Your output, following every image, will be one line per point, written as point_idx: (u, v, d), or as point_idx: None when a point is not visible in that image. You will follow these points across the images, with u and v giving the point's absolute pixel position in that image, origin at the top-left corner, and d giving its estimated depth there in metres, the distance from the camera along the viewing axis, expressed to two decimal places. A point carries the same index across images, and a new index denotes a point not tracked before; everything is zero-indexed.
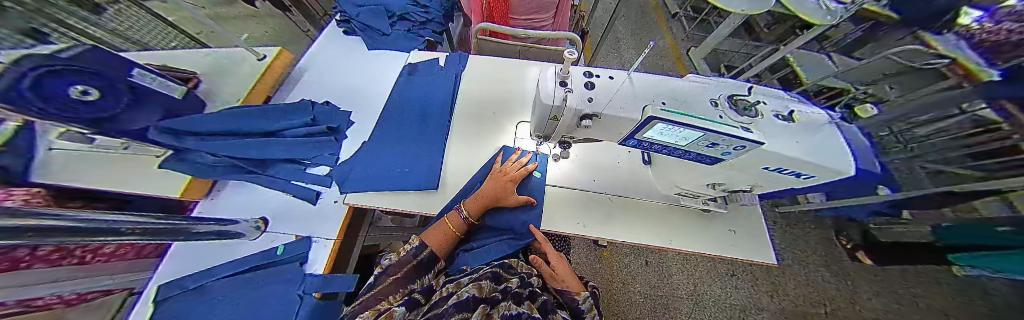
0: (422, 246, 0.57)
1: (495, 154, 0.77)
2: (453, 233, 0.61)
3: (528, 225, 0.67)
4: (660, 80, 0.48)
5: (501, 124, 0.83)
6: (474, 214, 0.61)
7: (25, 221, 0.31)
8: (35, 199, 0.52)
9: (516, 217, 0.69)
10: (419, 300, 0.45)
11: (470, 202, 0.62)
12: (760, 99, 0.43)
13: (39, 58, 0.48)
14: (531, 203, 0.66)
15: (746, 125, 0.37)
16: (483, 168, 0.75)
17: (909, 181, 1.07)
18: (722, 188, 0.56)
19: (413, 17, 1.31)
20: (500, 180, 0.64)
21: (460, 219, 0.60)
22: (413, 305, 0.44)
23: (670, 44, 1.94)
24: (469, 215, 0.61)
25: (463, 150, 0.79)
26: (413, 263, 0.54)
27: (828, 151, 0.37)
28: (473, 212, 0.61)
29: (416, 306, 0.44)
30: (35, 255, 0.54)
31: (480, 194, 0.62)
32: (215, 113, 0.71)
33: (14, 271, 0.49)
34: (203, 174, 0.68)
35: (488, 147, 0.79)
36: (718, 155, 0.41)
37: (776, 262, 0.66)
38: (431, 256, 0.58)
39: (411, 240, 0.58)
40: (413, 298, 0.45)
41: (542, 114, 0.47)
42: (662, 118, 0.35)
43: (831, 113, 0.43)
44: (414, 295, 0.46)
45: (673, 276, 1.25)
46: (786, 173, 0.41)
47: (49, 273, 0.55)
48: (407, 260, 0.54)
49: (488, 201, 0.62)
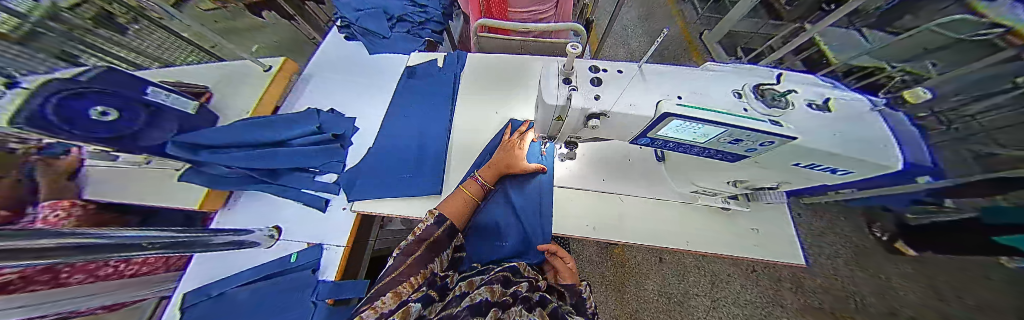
0: (440, 220, 0.52)
1: (501, 128, 0.81)
2: (469, 201, 0.59)
3: (546, 195, 0.68)
4: (674, 70, 0.44)
5: (503, 122, 0.82)
6: (489, 180, 0.62)
7: (38, 240, 0.32)
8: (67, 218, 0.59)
9: (528, 188, 0.69)
10: (434, 297, 0.40)
11: (484, 171, 0.64)
12: (790, 88, 0.38)
13: (61, 82, 0.54)
14: (542, 170, 0.67)
15: (774, 117, 0.34)
16: (491, 145, 0.77)
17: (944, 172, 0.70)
18: (745, 185, 0.52)
19: (411, 18, 1.31)
20: (510, 148, 0.65)
21: (477, 185, 0.61)
22: (429, 299, 0.39)
23: (681, 29, 1.83)
24: (484, 182, 0.62)
25: (468, 151, 0.78)
26: (432, 238, 0.49)
27: (871, 143, 0.33)
28: (488, 178, 0.62)
29: (432, 303, 0.39)
30: (75, 267, 0.61)
31: (493, 162, 0.63)
32: (228, 125, 0.74)
33: (56, 282, 0.55)
34: (217, 185, 0.71)
35: (497, 130, 0.80)
36: (741, 152, 0.38)
37: (807, 263, 0.61)
38: (450, 230, 0.53)
39: (428, 216, 0.53)
40: (430, 293, 0.40)
41: (546, 114, 0.44)
42: (678, 114, 0.32)
43: (874, 98, 0.38)
44: (430, 290, 0.41)
45: (690, 275, 1.20)
46: (820, 169, 0.38)
47: (87, 284, 0.62)
48: (424, 237, 0.48)
49: (502, 169, 0.63)
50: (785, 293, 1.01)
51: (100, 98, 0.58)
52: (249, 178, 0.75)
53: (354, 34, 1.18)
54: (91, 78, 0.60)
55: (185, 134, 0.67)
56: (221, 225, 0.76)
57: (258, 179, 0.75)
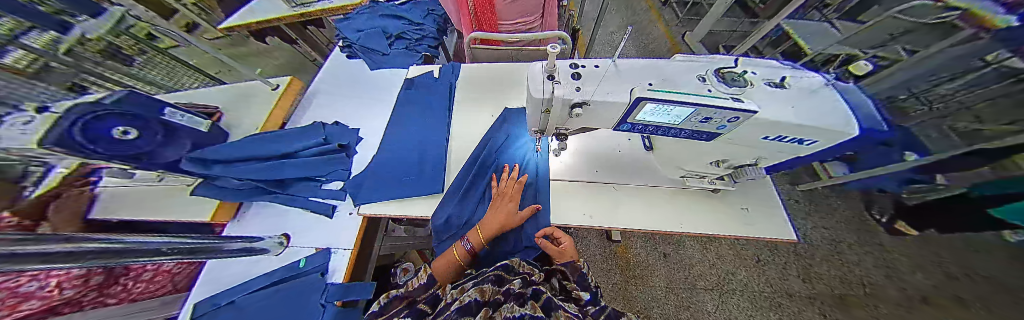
0: (429, 283, 0.55)
1: (499, 168, 0.76)
2: (459, 264, 0.58)
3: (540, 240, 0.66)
4: (650, 62, 0.48)
5: (499, 156, 0.78)
6: (479, 245, 0.59)
7: (78, 240, 0.33)
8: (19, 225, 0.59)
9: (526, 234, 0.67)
10: (426, 310, 0.47)
11: (473, 233, 0.61)
12: (748, 70, 0.43)
13: (88, 107, 0.61)
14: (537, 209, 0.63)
15: (736, 95, 0.38)
16: (484, 183, 0.75)
17: (911, 147, 0.86)
18: (727, 164, 0.56)
19: (409, 36, 1.40)
20: (502, 203, 0.63)
21: (466, 249, 0.58)
22: (419, 314, 0.46)
23: (664, 31, 1.93)
24: (473, 246, 0.59)
25: (464, 176, 0.76)
26: (420, 297, 0.53)
27: (824, 114, 0.37)
28: (478, 242, 0.59)
29: (424, 316, 0.46)
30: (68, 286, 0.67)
31: (483, 225, 0.60)
32: (239, 141, 0.79)
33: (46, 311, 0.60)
34: (228, 197, 0.75)
35: (496, 167, 0.76)
36: (713, 130, 0.42)
37: (797, 237, 0.63)
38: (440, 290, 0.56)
39: (419, 273, 0.56)
40: (420, 308, 0.47)
41: (535, 108, 0.49)
42: (649, 97, 0.36)
43: (826, 74, 0.44)
44: (422, 304, 0.48)
45: (695, 266, 1.20)
46: (788, 141, 0.42)
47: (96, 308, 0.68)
48: (411, 296, 0.53)
49: (493, 231, 0.60)
50: (793, 281, 1.06)
51: (123, 118, 0.65)
52: (259, 189, 0.78)
53: (356, 52, 1.25)
54: (117, 100, 0.69)
55: (198, 150, 0.72)
56: (234, 234, 0.78)
57: (267, 191, 0.78)
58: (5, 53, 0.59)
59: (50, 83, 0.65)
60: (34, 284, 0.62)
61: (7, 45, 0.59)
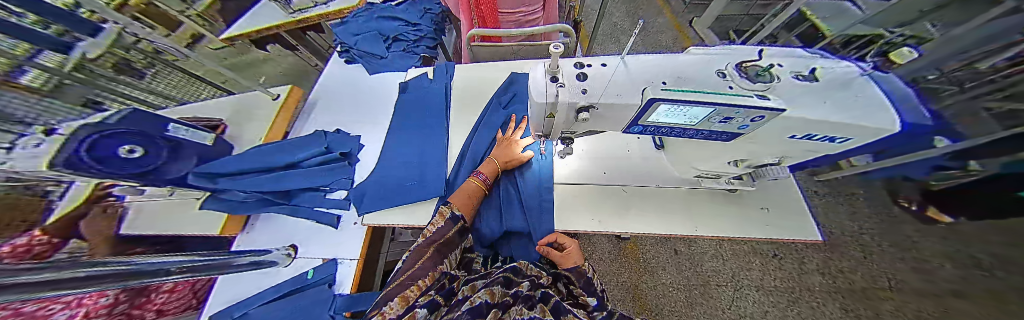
0: (451, 221, 0.56)
1: (506, 117, 0.84)
2: (476, 196, 0.63)
3: (545, 213, 0.67)
4: (658, 58, 0.45)
5: (507, 107, 0.86)
6: (491, 175, 0.66)
7: (81, 268, 0.33)
8: (39, 246, 0.58)
9: (529, 176, 0.72)
10: (439, 302, 0.45)
11: (485, 166, 0.67)
12: (774, 63, 0.39)
13: (93, 127, 0.63)
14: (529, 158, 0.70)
15: (759, 92, 0.35)
16: (486, 143, 0.79)
17: None
18: (747, 164, 0.53)
19: (406, 37, 1.38)
20: (507, 143, 0.70)
21: (481, 180, 0.65)
22: (435, 304, 0.44)
23: (671, 19, 1.85)
24: (486, 177, 0.65)
25: (468, 162, 0.78)
26: (443, 240, 0.53)
27: (861, 108, 0.34)
28: (489, 172, 0.66)
29: (438, 308, 0.44)
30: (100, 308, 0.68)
31: (492, 158, 0.67)
32: (244, 153, 0.80)
33: None
34: (234, 211, 0.76)
35: (500, 119, 0.83)
36: (734, 130, 0.39)
37: (824, 238, 0.60)
38: (460, 231, 0.57)
39: (434, 221, 0.55)
40: (432, 299, 0.44)
41: (538, 113, 0.46)
42: (663, 99, 0.33)
43: (861, 64, 0.40)
44: (436, 295, 0.46)
45: (706, 262, 1.18)
46: (817, 140, 0.39)
47: None
48: (435, 238, 0.52)
49: (501, 164, 0.68)
50: (812, 275, 0.92)
51: (128, 137, 0.66)
52: (265, 201, 0.79)
53: (354, 57, 1.23)
54: (120, 120, 0.70)
55: (204, 164, 0.73)
56: (243, 248, 0.78)
57: (274, 202, 0.79)
58: (21, 72, 0.60)
59: (64, 101, 0.68)
60: (64, 312, 0.61)
61: (22, 65, 0.60)
